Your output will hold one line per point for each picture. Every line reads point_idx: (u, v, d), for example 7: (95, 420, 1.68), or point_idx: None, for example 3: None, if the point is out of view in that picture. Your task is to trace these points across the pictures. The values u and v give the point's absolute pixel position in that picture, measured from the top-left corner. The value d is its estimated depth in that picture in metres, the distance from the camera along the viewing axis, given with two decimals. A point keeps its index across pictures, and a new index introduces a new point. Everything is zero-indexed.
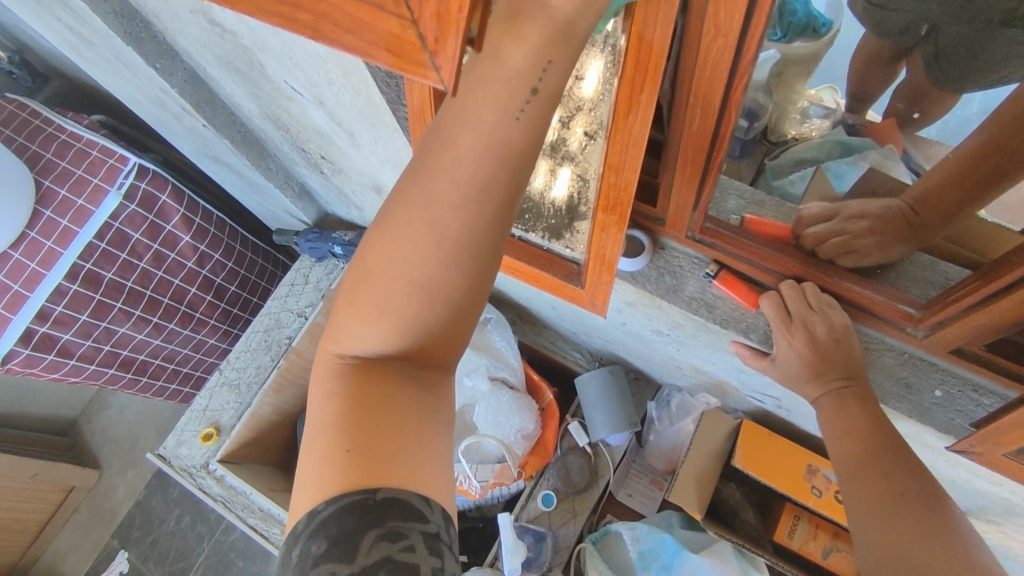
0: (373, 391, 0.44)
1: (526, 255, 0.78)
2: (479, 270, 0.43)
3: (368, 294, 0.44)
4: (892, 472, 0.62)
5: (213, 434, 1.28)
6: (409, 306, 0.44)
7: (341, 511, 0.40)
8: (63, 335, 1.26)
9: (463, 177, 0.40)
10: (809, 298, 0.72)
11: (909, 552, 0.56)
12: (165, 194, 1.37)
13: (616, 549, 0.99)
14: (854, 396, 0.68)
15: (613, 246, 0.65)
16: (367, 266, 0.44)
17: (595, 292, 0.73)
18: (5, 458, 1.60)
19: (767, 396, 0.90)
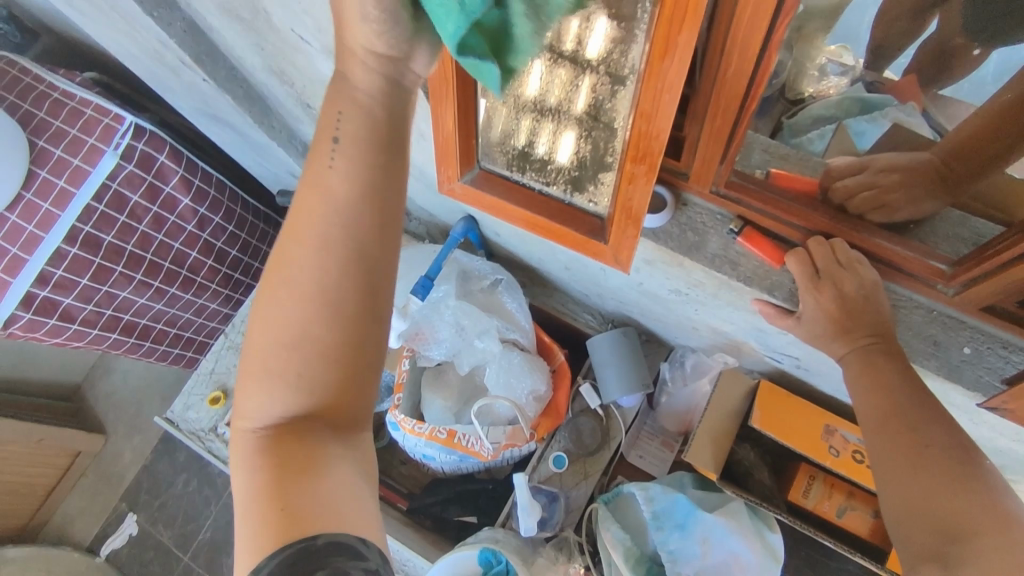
0: (288, 450, 0.50)
1: (546, 210, 0.74)
2: (360, 327, 0.50)
3: (264, 361, 0.50)
4: (917, 426, 0.62)
5: (221, 397, 1.27)
6: (314, 372, 0.49)
7: (284, 560, 0.45)
8: (64, 299, 1.25)
9: (331, 229, 0.49)
10: (838, 255, 0.70)
11: (939, 504, 0.56)
12: (163, 154, 1.33)
13: (629, 509, 1.01)
14: (883, 352, 0.67)
15: (641, 199, 0.63)
16: (263, 351, 0.50)
17: (619, 247, 0.70)
18: (11, 424, 1.59)
19: (786, 356, 0.89)
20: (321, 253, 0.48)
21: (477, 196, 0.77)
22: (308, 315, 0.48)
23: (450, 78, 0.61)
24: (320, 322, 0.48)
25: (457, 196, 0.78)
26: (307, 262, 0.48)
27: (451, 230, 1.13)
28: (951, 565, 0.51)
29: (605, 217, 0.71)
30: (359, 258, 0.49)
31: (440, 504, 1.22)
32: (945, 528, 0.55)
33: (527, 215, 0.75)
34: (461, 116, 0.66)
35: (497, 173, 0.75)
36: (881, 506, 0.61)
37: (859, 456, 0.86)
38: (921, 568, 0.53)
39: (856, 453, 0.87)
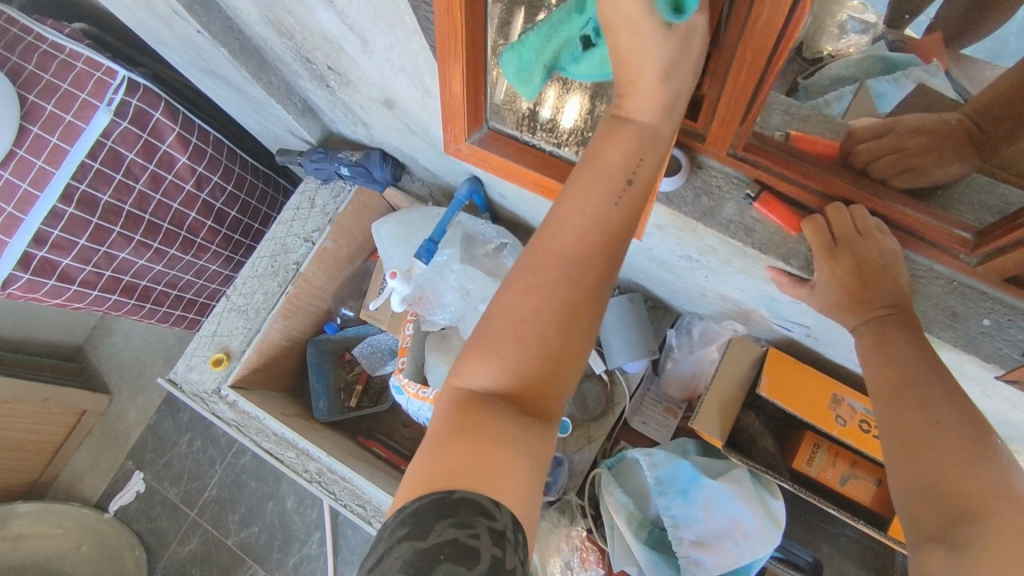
0: (474, 416, 0.51)
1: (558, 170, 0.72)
2: (576, 332, 0.54)
3: (498, 335, 0.54)
4: (929, 403, 0.59)
5: (223, 359, 1.27)
6: (524, 353, 0.53)
7: (426, 501, 0.46)
8: (63, 259, 1.23)
9: (579, 234, 0.55)
10: (857, 222, 0.67)
11: (945, 481, 0.55)
12: (159, 111, 1.29)
13: (631, 475, 1.02)
14: (898, 323, 0.65)
15: (660, 157, 0.62)
16: (491, 324, 0.55)
17: (632, 211, 0.68)
18: (15, 384, 1.60)
19: (796, 325, 0.87)
20: (574, 258, 0.55)
21: (484, 156, 0.75)
22: (550, 311, 0.53)
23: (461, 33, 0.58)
24: (553, 320, 0.53)
25: (466, 156, 0.76)
26: (554, 265, 0.55)
27: (455, 192, 1.09)
28: (959, 546, 0.52)
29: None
30: (595, 279, 0.55)
31: None
32: (951, 507, 0.54)
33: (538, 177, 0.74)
34: (470, 77, 0.65)
35: (508, 132, 0.75)
36: (891, 481, 0.60)
37: (866, 425, 0.86)
38: (927, 547, 0.54)
39: (862, 423, 0.86)
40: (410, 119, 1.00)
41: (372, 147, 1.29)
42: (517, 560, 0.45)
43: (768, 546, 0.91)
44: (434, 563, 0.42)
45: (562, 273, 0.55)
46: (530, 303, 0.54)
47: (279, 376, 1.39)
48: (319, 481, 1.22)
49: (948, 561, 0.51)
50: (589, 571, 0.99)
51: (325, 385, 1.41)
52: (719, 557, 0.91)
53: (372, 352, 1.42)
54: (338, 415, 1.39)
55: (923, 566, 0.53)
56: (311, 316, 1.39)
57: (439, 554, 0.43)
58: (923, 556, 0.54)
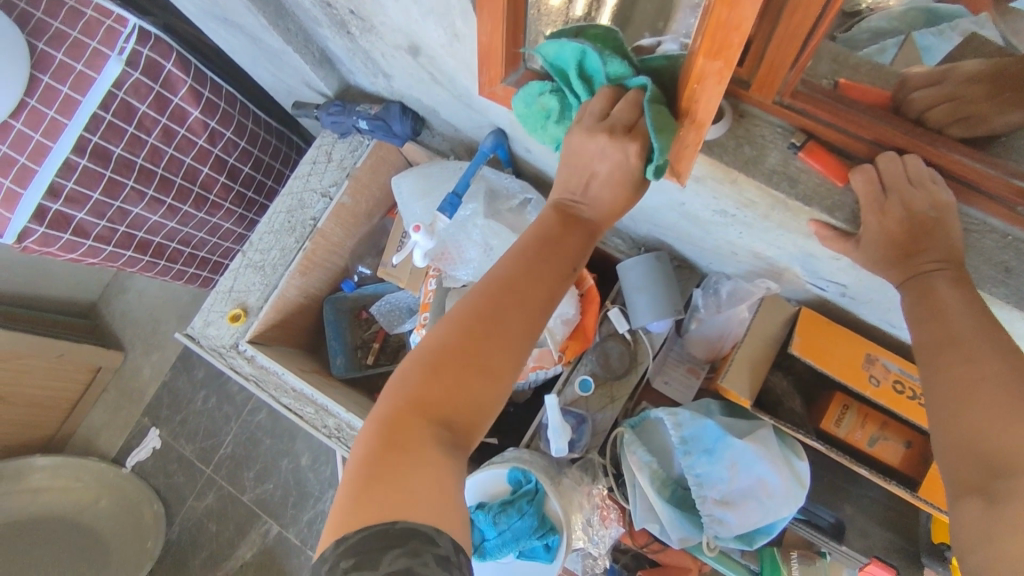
0: (405, 436, 0.57)
1: None
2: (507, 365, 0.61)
3: (432, 363, 0.60)
4: (974, 357, 0.58)
5: (241, 315, 1.25)
6: (459, 379, 0.59)
7: (366, 535, 0.51)
8: (77, 213, 1.22)
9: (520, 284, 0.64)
10: (910, 172, 0.64)
11: (987, 435, 0.53)
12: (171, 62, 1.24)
13: (654, 434, 1.01)
14: (949, 278, 0.63)
15: (709, 100, 0.58)
16: (433, 348, 0.61)
17: (677, 157, 0.66)
18: (31, 339, 1.60)
19: (831, 283, 0.85)
20: (511, 302, 0.63)
21: None
22: (484, 350, 0.60)
23: None
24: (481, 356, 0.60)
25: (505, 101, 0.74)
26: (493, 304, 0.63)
27: (479, 145, 1.05)
28: (996, 498, 0.50)
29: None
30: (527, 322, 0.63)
31: None
32: (991, 461, 0.53)
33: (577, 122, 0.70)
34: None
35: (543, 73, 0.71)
36: (932, 438, 0.59)
37: (900, 386, 0.84)
38: (964, 500, 0.52)
39: (896, 383, 0.84)
40: (435, 66, 0.96)
41: (391, 99, 1.25)
42: None
43: (792, 506, 0.91)
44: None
45: (500, 313, 0.62)
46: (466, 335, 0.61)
47: (296, 333, 1.39)
48: (338, 437, 1.21)
49: (985, 514, 0.50)
50: (608, 528, 1.02)
51: (342, 343, 1.41)
52: (744, 516, 0.92)
53: (389, 311, 1.38)
54: (355, 372, 1.39)
55: (960, 521, 0.52)
56: (327, 274, 1.38)
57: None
58: (961, 510, 0.52)
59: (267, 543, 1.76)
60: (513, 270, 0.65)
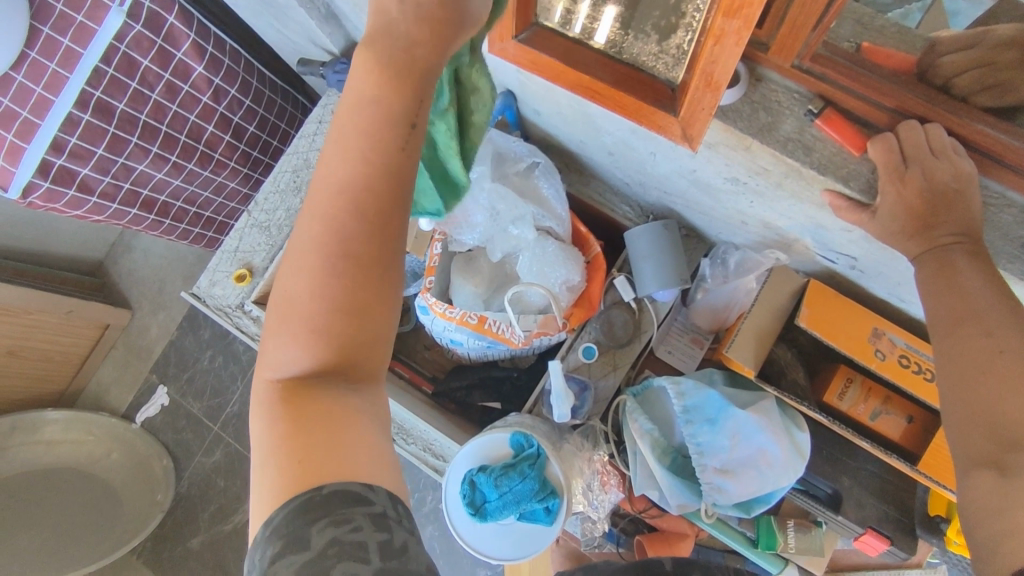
0: (297, 405, 0.52)
1: (610, 74, 0.67)
2: (371, 272, 0.52)
3: (294, 314, 0.52)
4: (995, 331, 0.57)
5: (246, 275, 1.26)
6: (324, 319, 0.52)
7: (289, 513, 0.47)
8: (81, 169, 1.21)
9: (354, 168, 0.52)
10: (932, 142, 0.62)
11: (1002, 411, 0.54)
12: (173, 15, 1.21)
13: (656, 403, 1.02)
14: (966, 253, 0.62)
15: (726, 61, 0.56)
16: (286, 298, 0.53)
17: (692, 120, 0.64)
18: (40, 296, 1.61)
19: (841, 256, 0.84)
20: (353, 203, 0.51)
21: (530, 59, 0.70)
22: (347, 276, 0.51)
23: None
24: (340, 284, 0.51)
25: (513, 60, 0.72)
26: (325, 212, 0.52)
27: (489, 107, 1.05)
28: (1010, 472, 0.51)
29: (676, 86, 0.65)
30: (374, 216, 0.52)
31: (464, 389, 1.24)
32: (1005, 436, 0.53)
33: (589, 82, 0.69)
34: None
35: (556, 31, 0.68)
36: (943, 411, 0.58)
37: (906, 360, 0.83)
38: (977, 473, 0.53)
39: (902, 357, 0.84)
40: None
41: None
42: (406, 533, 0.49)
43: (791, 477, 0.92)
44: (325, 569, 0.45)
45: (335, 217, 0.51)
46: (309, 269, 0.52)
47: None
48: None
49: (997, 488, 0.51)
50: (607, 493, 1.04)
51: None
52: (743, 484, 0.93)
53: None
54: None
55: (970, 492, 0.53)
56: None
57: (328, 557, 0.45)
58: (972, 481, 0.53)
59: None
60: (349, 164, 0.52)
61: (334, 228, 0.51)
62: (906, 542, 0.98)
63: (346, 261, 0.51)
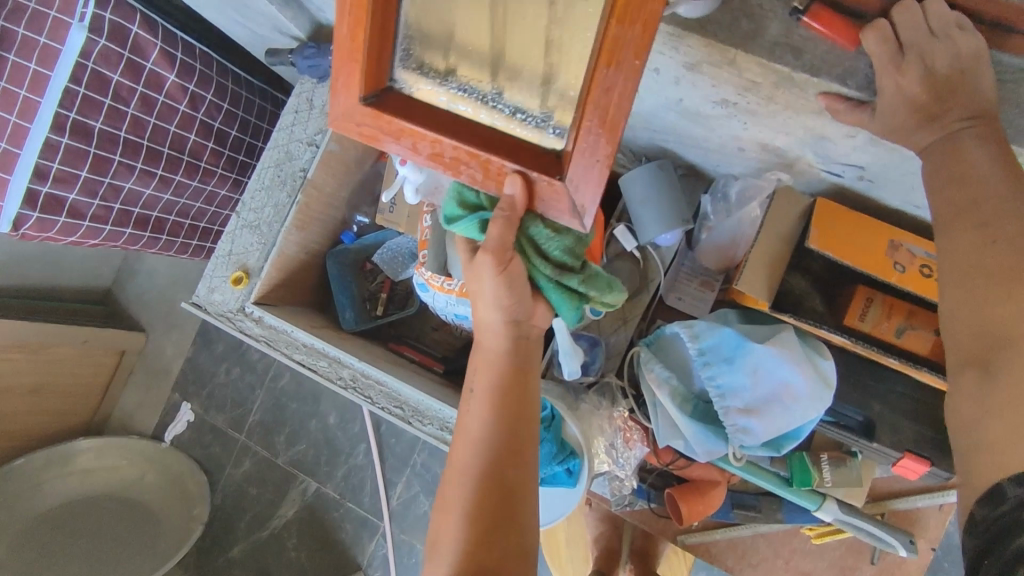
0: None
1: (489, 144, 0.51)
2: (507, 518, 0.70)
3: (445, 558, 0.70)
4: (991, 222, 0.54)
5: (243, 277, 1.25)
6: (465, 551, 0.69)
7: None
8: (69, 195, 1.21)
9: (486, 429, 0.73)
10: (931, 22, 0.56)
11: (991, 304, 0.53)
12: (136, 24, 1.17)
13: (673, 350, 0.98)
14: (975, 137, 0.56)
15: (624, 88, 0.46)
16: (441, 533, 0.72)
17: (582, 186, 0.50)
18: (56, 329, 1.62)
19: (847, 168, 0.78)
20: (495, 462, 0.71)
21: (385, 126, 0.53)
22: (493, 516, 0.70)
23: None
24: (486, 531, 0.69)
25: (361, 134, 0.54)
26: (471, 467, 0.72)
27: None
28: (994, 371, 0.51)
29: (564, 148, 0.50)
30: (509, 472, 0.71)
31: None
32: (992, 331, 0.52)
33: (451, 149, 0.52)
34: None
35: (416, 94, 0.53)
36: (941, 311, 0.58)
37: (927, 270, 0.78)
38: (963, 373, 0.54)
39: (923, 267, 0.78)
40: None
41: None
42: None
43: (818, 407, 0.88)
44: None
45: (479, 470, 0.71)
46: (455, 510, 0.71)
47: (303, 291, 1.39)
48: (354, 387, 1.20)
49: (982, 389, 0.52)
50: (633, 449, 1.03)
51: (349, 296, 1.39)
52: (768, 422, 0.89)
53: (391, 258, 1.36)
54: (366, 325, 1.37)
55: (959, 394, 0.54)
56: (323, 228, 1.36)
57: None
58: (956, 383, 0.54)
59: (307, 501, 1.81)
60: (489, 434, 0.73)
61: (476, 502, 0.70)
62: (944, 461, 0.94)
63: (492, 506, 0.70)
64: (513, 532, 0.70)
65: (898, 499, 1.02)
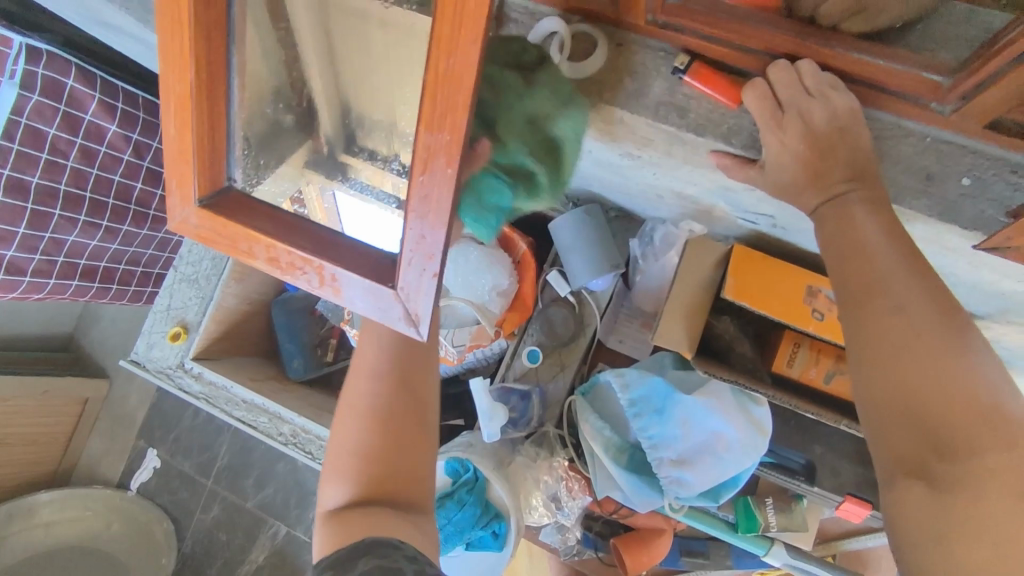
0: (349, 523, 0.59)
1: (327, 248, 0.48)
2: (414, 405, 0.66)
3: (341, 458, 0.63)
4: (907, 306, 0.49)
5: (181, 332, 1.23)
6: (367, 441, 0.63)
7: (340, 555, 0.56)
8: (6, 251, 1.16)
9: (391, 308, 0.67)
10: (807, 81, 0.55)
11: (927, 407, 0.46)
12: (72, 78, 1.10)
13: (608, 399, 0.96)
14: (862, 201, 0.54)
15: (443, 193, 0.42)
16: (342, 421, 0.66)
17: (409, 294, 0.46)
18: (10, 380, 1.56)
19: (759, 216, 0.77)
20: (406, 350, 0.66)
21: (220, 230, 0.50)
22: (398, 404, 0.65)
23: (187, 20, 0.44)
24: (392, 421, 0.64)
25: (198, 236, 0.51)
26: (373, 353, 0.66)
27: None
28: (939, 484, 0.45)
29: (397, 255, 0.47)
30: (417, 363, 0.67)
31: None
32: (933, 438, 0.46)
33: (286, 255, 0.49)
34: (203, 113, 0.47)
35: (253, 198, 0.52)
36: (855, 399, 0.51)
37: None
38: (904, 484, 0.46)
39: None
40: None
41: None
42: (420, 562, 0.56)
43: (753, 457, 0.86)
44: None
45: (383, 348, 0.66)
46: (356, 396, 0.65)
47: (248, 341, 1.36)
48: (295, 442, 1.18)
49: (927, 505, 0.45)
50: (577, 498, 1.00)
51: (298, 345, 1.36)
52: (702, 474, 0.87)
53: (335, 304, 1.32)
54: (315, 372, 1.35)
55: (899, 506, 0.46)
56: (266, 278, 1.34)
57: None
58: (899, 496, 0.46)
59: (277, 545, 1.77)
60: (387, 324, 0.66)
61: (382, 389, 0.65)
62: None
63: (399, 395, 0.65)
64: (420, 430, 0.66)
65: (848, 540, 1.01)
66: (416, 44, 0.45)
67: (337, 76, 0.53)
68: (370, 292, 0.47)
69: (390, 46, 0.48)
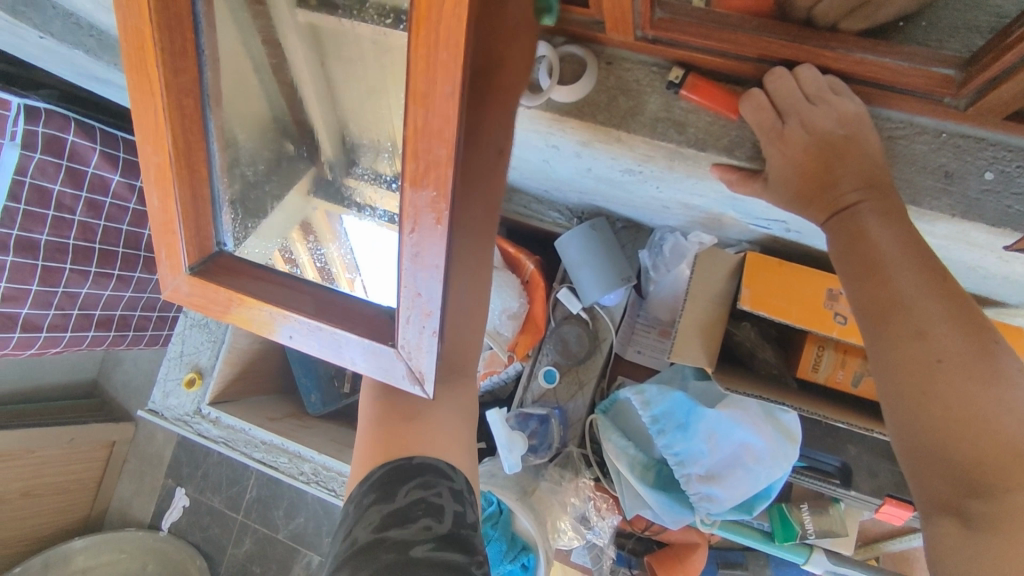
0: None
1: (322, 308, 0.49)
2: None
3: None
4: (930, 330, 0.47)
5: (196, 378, 1.22)
6: None
7: (386, 471, 0.52)
8: (21, 310, 1.11)
9: None
10: (806, 88, 0.53)
11: (963, 440, 0.43)
12: (72, 132, 1.06)
13: (629, 415, 0.95)
14: (876, 212, 0.52)
15: (435, 245, 0.42)
16: None
17: (411, 349, 0.46)
18: (36, 432, 1.54)
19: (772, 222, 0.74)
20: None
21: (212, 294, 0.50)
22: None
23: (155, 85, 0.42)
24: None
25: (189, 303, 0.51)
26: None
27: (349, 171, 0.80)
28: (973, 524, 0.42)
29: (394, 311, 0.47)
30: None
31: None
32: (965, 473, 0.43)
33: (282, 316, 0.49)
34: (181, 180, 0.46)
35: (244, 259, 0.52)
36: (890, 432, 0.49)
37: None
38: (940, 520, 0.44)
39: None
40: None
41: None
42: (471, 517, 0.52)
43: (784, 467, 0.83)
44: (410, 519, 0.48)
45: None
46: None
47: (265, 379, 1.34)
48: (317, 480, 1.17)
49: (962, 542, 0.42)
50: (606, 518, 0.98)
51: (314, 379, 1.28)
52: (732, 488, 0.84)
53: None
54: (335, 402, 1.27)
55: (938, 546, 0.43)
56: None
57: (413, 512, 0.49)
58: (936, 535, 0.44)
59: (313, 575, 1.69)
60: None
61: None
62: None
63: None
64: None
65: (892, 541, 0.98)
66: (394, 65, 0.42)
67: (321, 101, 0.51)
68: (369, 348, 0.48)
69: (368, 66, 0.46)
